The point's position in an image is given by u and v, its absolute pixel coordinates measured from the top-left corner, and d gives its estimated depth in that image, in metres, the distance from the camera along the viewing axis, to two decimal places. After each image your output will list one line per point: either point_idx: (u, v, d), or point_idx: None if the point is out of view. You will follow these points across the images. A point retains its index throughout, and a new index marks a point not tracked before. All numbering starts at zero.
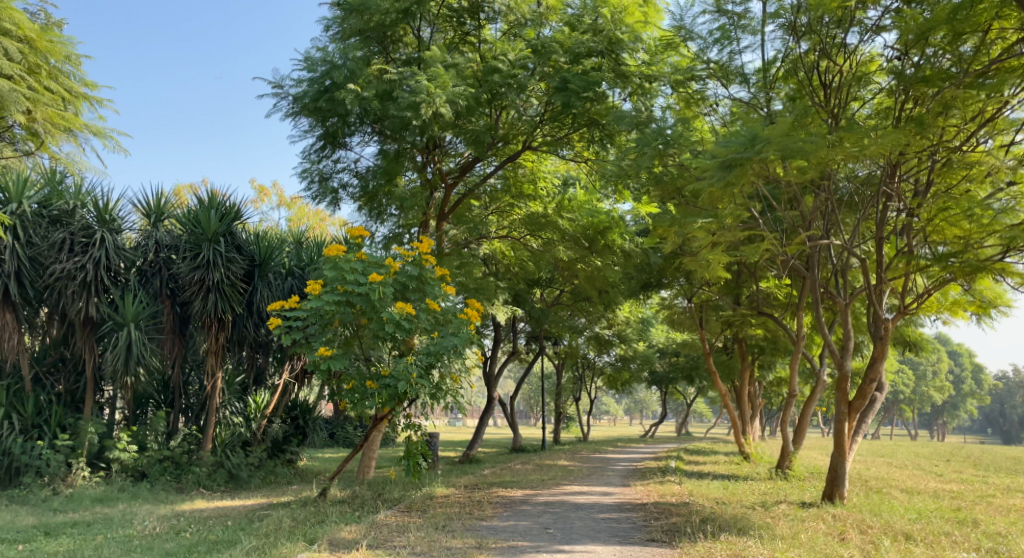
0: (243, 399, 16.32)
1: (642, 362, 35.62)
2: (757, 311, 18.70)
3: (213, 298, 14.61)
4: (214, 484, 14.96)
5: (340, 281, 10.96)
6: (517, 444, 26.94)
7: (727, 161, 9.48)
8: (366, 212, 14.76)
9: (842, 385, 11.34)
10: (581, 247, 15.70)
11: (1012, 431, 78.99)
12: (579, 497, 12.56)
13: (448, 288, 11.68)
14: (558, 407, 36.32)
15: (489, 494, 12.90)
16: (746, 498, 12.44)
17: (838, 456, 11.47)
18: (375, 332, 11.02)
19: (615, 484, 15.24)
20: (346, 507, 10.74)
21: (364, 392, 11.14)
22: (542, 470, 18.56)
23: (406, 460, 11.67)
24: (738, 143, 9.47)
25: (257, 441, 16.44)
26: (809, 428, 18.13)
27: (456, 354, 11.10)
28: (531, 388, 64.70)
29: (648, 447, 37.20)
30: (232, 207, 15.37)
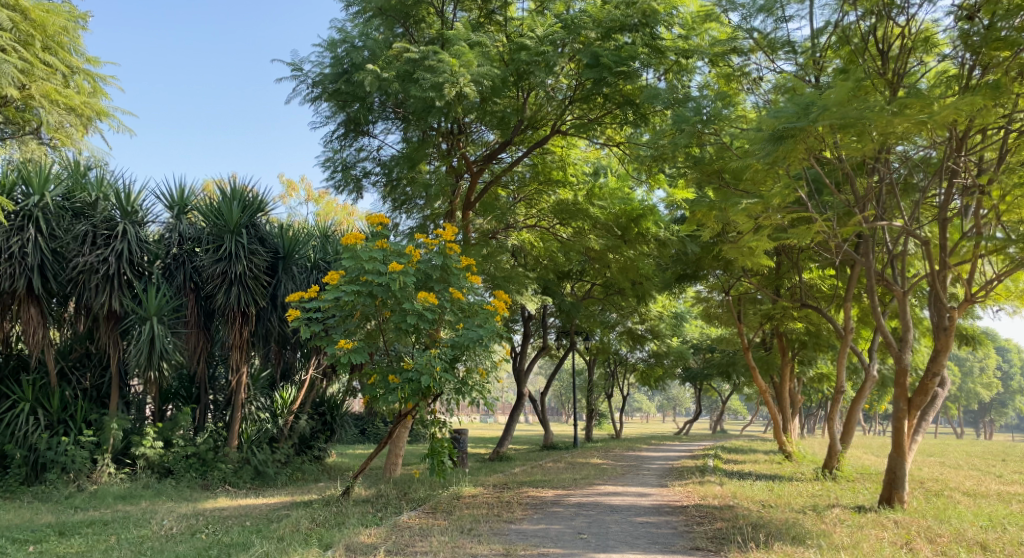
0: (270, 394, 15.95)
1: (676, 358, 34.80)
2: (799, 303, 17.90)
3: (236, 292, 14.18)
4: (240, 481, 14.48)
5: (361, 271, 10.44)
6: (549, 441, 26.28)
7: (778, 132, 8.96)
8: (389, 202, 14.19)
9: (903, 380, 10.62)
10: (612, 235, 14.85)
11: None
12: (614, 499, 11.89)
13: (474, 279, 11.08)
14: (591, 405, 35.61)
15: (520, 494, 12.28)
16: (795, 501, 11.64)
17: (897, 456, 10.75)
18: (397, 324, 10.48)
19: (651, 484, 14.53)
20: (368, 509, 10.20)
21: (387, 387, 10.59)
22: (575, 468, 17.90)
23: (431, 458, 11.11)
24: (791, 111, 8.85)
25: (284, 438, 16.06)
26: (859, 426, 17.21)
27: (482, 347, 10.51)
28: (563, 385, 64.06)
29: (683, 445, 36.29)
30: (255, 198, 14.93)
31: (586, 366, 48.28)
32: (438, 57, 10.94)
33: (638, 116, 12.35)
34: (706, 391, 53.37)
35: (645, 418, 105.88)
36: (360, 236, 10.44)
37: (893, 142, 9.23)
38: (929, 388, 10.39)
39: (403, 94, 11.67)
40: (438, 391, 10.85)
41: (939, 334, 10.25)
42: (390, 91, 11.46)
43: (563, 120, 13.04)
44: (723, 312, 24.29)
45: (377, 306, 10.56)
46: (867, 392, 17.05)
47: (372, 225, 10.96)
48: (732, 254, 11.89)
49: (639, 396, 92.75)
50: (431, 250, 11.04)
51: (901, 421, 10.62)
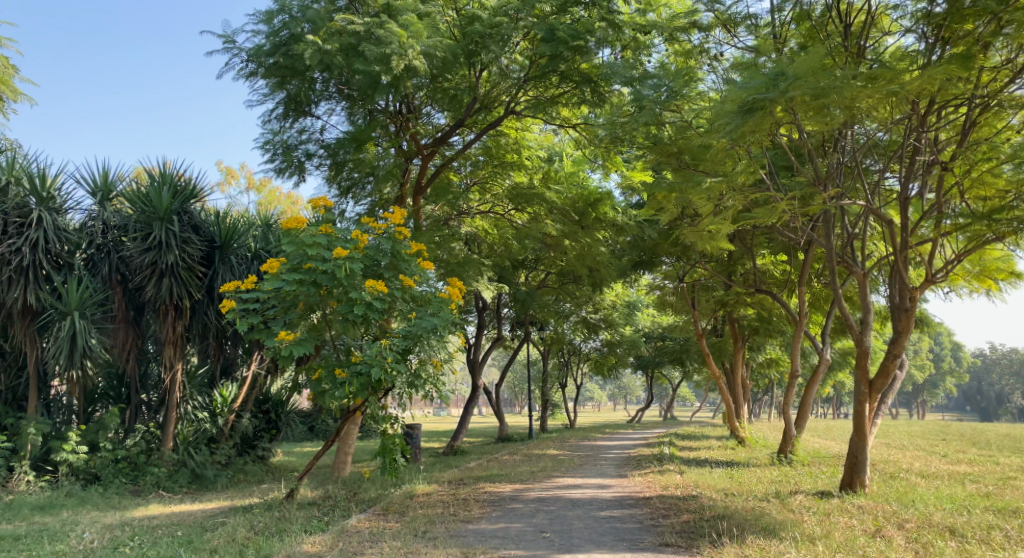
0: (209, 392, 15.18)
1: (629, 347, 34.72)
2: (754, 288, 17.86)
3: (168, 283, 13.34)
4: (175, 485, 13.67)
5: (305, 257, 9.85)
6: (504, 433, 25.83)
7: (748, 104, 8.69)
8: (335, 187, 13.51)
9: (863, 363, 10.34)
10: (570, 220, 14.51)
11: (992, 409, 78.88)
12: (574, 492, 11.45)
13: (426, 266, 10.50)
14: (544, 396, 35.31)
15: (476, 490, 11.75)
16: (758, 489, 11.37)
17: (858, 441, 10.46)
18: (343, 314, 9.85)
19: (610, 475, 14.17)
20: (313, 512, 9.56)
21: (332, 381, 9.91)
22: (531, 461, 17.48)
23: (382, 456, 10.49)
24: (759, 83, 8.56)
25: (224, 438, 15.34)
26: (813, 409, 17.05)
27: (436, 336, 9.96)
28: (516, 377, 63.87)
29: (636, 433, 36.23)
30: (187, 183, 14.09)
31: (539, 356, 47.97)
32: (385, 27, 10.34)
33: (593, 93, 11.84)
34: (658, 378, 53.63)
35: (597, 407, 106.39)
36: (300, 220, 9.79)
37: (862, 112, 8.92)
38: (891, 370, 10.14)
39: (347, 69, 10.98)
40: (389, 385, 10.23)
41: (902, 315, 9.99)
42: (334, 65, 10.72)
43: (517, 101, 12.66)
44: (676, 299, 24.21)
45: (321, 295, 9.91)
46: (821, 375, 16.92)
47: (314, 209, 10.30)
48: (691, 238, 11.59)
49: (590, 385, 93.05)
50: (380, 235, 10.43)
51: (864, 404, 10.38)
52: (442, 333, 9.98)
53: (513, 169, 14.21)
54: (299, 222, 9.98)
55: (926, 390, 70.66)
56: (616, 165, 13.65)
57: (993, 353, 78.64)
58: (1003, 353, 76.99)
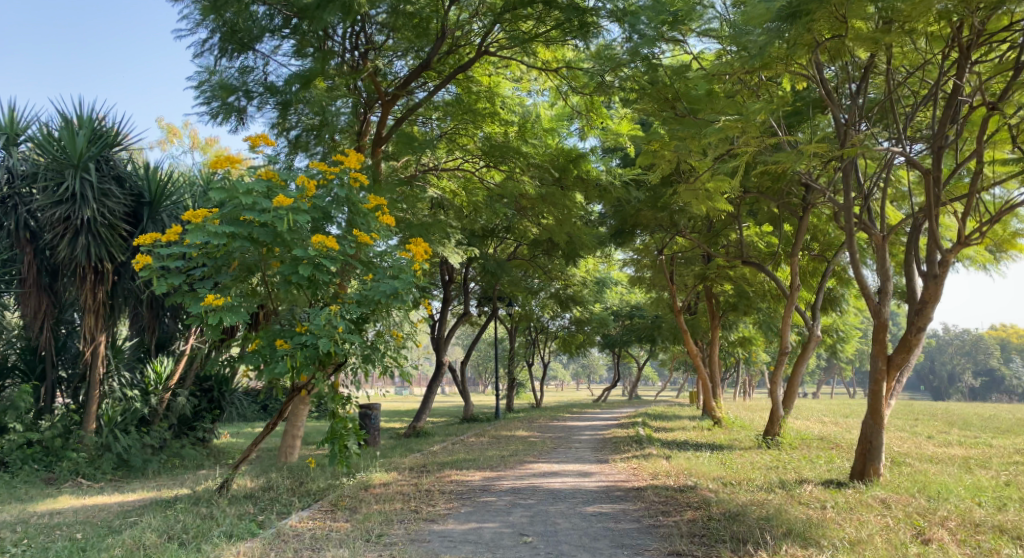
0: (141, 368, 13.70)
1: (598, 325, 33.62)
2: (743, 259, 16.72)
3: (84, 243, 11.74)
4: (97, 472, 12.16)
5: (237, 206, 8.16)
6: (469, 412, 24.50)
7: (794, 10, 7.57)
8: (281, 135, 11.98)
9: (880, 336, 9.16)
10: (548, 178, 13.03)
11: (942, 390, 79.57)
12: (551, 481, 10.23)
13: (387, 221, 8.87)
14: (510, 375, 34.05)
15: (441, 479, 10.42)
16: (758, 477, 10.18)
17: (873, 424, 9.26)
18: (287, 277, 8.30)
19: (587, 460, 12.92)
20: (248, 508, 8.12)
21: (272, 354, 8.37)
22: (498, 443, 16.18)
23: (331, 443, 8.87)
24: None
25: (157, 419, 13.87)
26: (800, 388, 15.91)
27: (396, 303, 8.43)
28: (480, 356, 62.65)
29: (603, 412, 35.20)
30: (108, 129, 12.49)
31: (504, 333, 46.54)
32: None
33: (580, 27, 10.45)
34: (623, 358, 52.64)
35: (560, 386, 105.69)
36: (232, 162, 8.14)
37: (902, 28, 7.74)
38: (913, 346, 8.99)
39: None
40: (341, 359, 8.76)
41: (930, 283, 8.83)
42: None
43: (494, 37, 11.48)
44: (652, 274, 23.02)
45: (260, 251, 8.35)
46: (811, 350, 15.75)
47: (252, 147, 8.60)
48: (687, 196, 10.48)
49: (554, 365, 92.24)
50: (329, 182, 8.78)
51: (880, 383, 9.18)
52: (403, 300, 8.46)
53: (488, 126, 12.60)
54: (230, 162, 8.25)
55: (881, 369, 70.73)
56: (601, 117, 12.24)
57: (947, 333, 79.42)
58: (958, 333, 77.79)
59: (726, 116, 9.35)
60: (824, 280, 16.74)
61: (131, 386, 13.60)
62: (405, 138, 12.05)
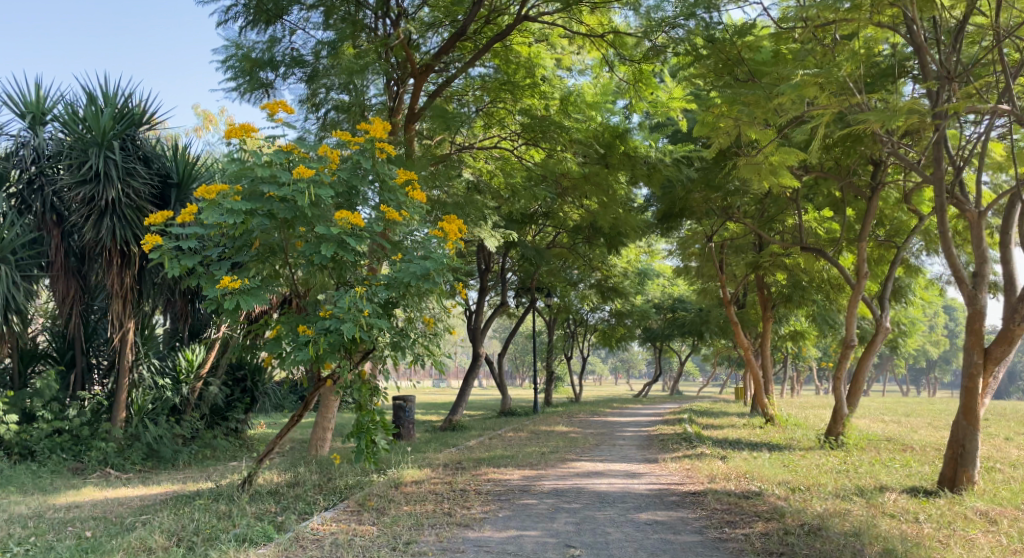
0: (173, 355, 13.14)
1: (639, 318, 32.54)
2: (805, 246, 15.70)
3: (109, 224, 11.13)
4: (126, 463, 11.59)
5: (254, 179, 7.32)
6: (508, 406, 23.69)
7: None
8: (311, 111, 11.26)
9: (975, 326, 8.31)
10: (593, 155, 12.06)
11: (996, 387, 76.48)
12: (597, 482, 9.39)
13: (416, 195, 7.99)
14: (549, 369, 33.14)
15: (477, 477, 9.64)
16: (830, 481, 9.17)
17: (968, 425, 8.39)
18: (309, 258, 7.45)
19: (635, 459, 12.02)
20: (269, 507, 7.38)
21: (295, 341, 7.57)
22: (539, 438, 15.37)
23: (356, 438, 8.08)
24: None
25: (190, 408, 13.31)
26: (865, 383, 14.80)
27: (427, 284, 7.61)
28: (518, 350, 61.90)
29: (645, 407, 34.17)
30: (133, 108, 11.84)
31: (542, 327, 45.60)
32: None
33: None
34: (664, 353, 51.43)
35: (599, 381, 104.45)
36: (246, 131, 7.26)
37: None
38: (1016, 336, 8.12)
39: None
40: (368, 347, 7.94)
41: None
42: None
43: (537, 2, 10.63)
44: (699, 265, 21.94)
45: (281, 229, 7.48)
46: (880, 342, 14.59)
47: (270, 115, 7.74)
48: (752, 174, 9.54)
49: (593, 359, 91.08)
50: (351, 153, 7.91)
51: (976, 378, 8.35)
52: (435, 282, 7.63)
53: (528, 102, 11.70)
54: (245, 131, 7.35)
55: (931, 367, 68.13)
56: (649, 89, 11.14)
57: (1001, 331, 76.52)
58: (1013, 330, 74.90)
59: (802, 73, 8.35)
60: (891, 269, 15.55)
61: (162, 374, 13.01)
62: (441, 110, 11.22)
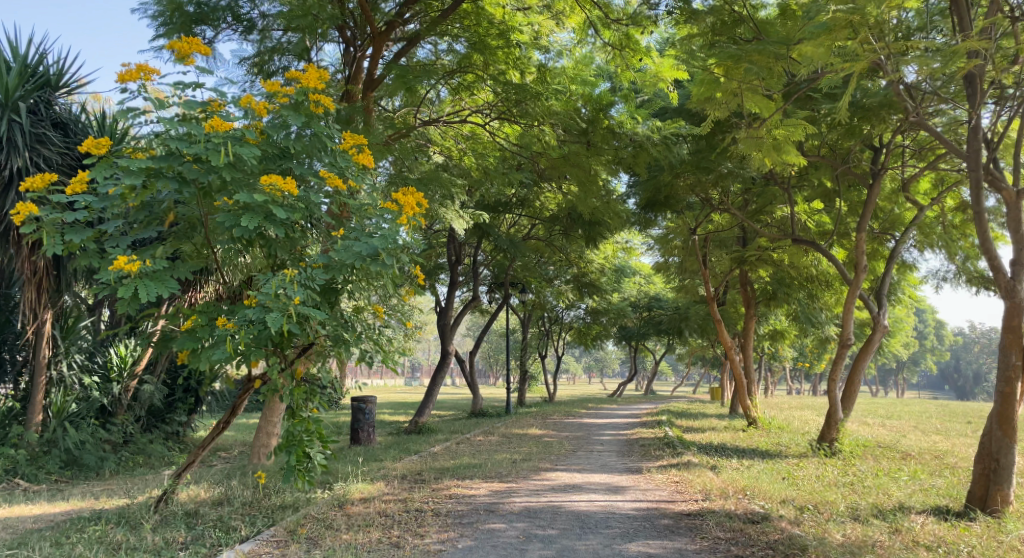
0: (104, 351, 11.94)
1: (616, 316, 31.46)
2: (798, 239, 14.72)
3: (14, 198, 9.68)
4: (39, 473, 10.18)
5: (158, 135, 5.95)
6: (478, 407, 22.45)
7: None
8: (252, 73, 9.96)
9: (1014, 322, 7.34)
10: (574, 132, 10.85)
11: (965, 387, 76.63)
12: (576, 499, 8.22)
13: (365, 159, 6.76)
14: (521, 368, 31.93)
15: (438, 493, 8.45)
16: (839, 498, 8.07)
17: (1004, 439, 7.36)
18: (228, 232, 6.09)
19: (615, 467, 10.90)
20: (177, 536, 6.13)
21: (211, 335, 6.25)
22: (510, 444, 14.20)
23: (284, 455, 6.67)
24: None
25: (121, 409, 12.04)
26: (862, 385, 13.56)
27: (376, 266, 6.28)
28: (493, 349, 60.87)
29: (621, 408, 33.11)
30: (47, 67, 10.42)
31: (517, 324, 44.34)
32: None
33: None
34: (640, 353, 50.43)
35: (572, 381, 103.44)
36: (144, 73, 5.87)
37: None
38: None
39: None
40: (307, 342, 6.67)
41: None
42: None
43: None
44: (680, 259, 20.80)
45: (198, 199, 6.12)
46: (879, 342, 13.26)
47: (180, 57, 6.32)
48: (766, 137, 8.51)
49: (567, 358, 90.13)
50: (284, 107, 6.57)
51: (1014, 384, 7.35)
52: (385, 263, 6.30)
53: (502, 68, 10.31)
54: (144, 74, 5.87)
55: (902, 367, 68.07)
56: (639, 55, 10.00)
57: (969, 331, 76.71)
58: (983, 331, 75.03)
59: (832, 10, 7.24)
60: (889, 265, 14.41)
61: (89, 371, 11.74)
62: (407, 71, 9.88)
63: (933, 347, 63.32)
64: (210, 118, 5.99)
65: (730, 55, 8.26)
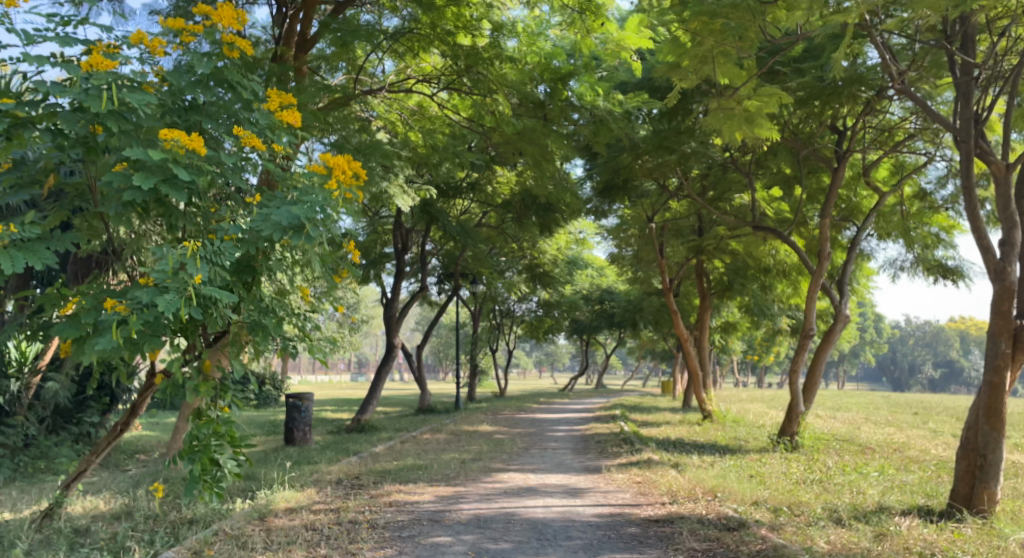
0: (2, 346, 10.83)
1: (568, 309, 30.82)
2: (758, 226, 14.21)
3: None
4: None
5: (29, 79, 5.27)
6: (426, 403, 21.51)
7: None
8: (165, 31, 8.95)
9: (1006, 305, 6.77)
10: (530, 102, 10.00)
11: (904, 380, 78.27)
12: (530, 504, 7.42)
13: (290, 116, 5.90)
14: (471, 363, 31.02)
15: (376, 500, 7.58)
16: (813, 498, 7.43)
17: (994, 434, 6.78)
18: (117, 193, 5.25)
19: (572, 466, 10.13)
20: None
21: (99, 320, 5.34)
22: (459, 442, 13.37)
23: (185, 464, 5.68)
24: None
25: (20, 409, 10.99)
26: (823, 377, 12.97)
27: (298, 240, 5.36)
28: (443, 344, 59.87)
29: (573, 403, 32.47)
30: None
31: (467, 318, 43.43)
32: None
33: None
34: (591, 347, 49.85)
35: (523, 375, 102.70)
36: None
37: None
38: None
39: None
40: (221, 329, 5.75)
41: None
42: None
43: None
44: (635, 249, 20.16)
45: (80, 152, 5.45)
46: (842, 330, 12.69)
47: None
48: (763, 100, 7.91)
49: (518, 353, 89.52)
50: (189, 52, 5.80)
51: (1003, 373, 6.79)
52: (309, 237, 5.37)
53: (451, 28, 9.39)
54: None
55: (846, 360, 69.16)
56: (601, 19, 9.16)
57: (910, 324, 78.31)
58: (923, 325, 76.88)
59: None
60: (848, 255, 13.84)
61: None
62: (340, 24, 8.93)
63: (876, 339, 64.28)
64: (91, 57, 5.33)
65: (705, 10, 7.44)
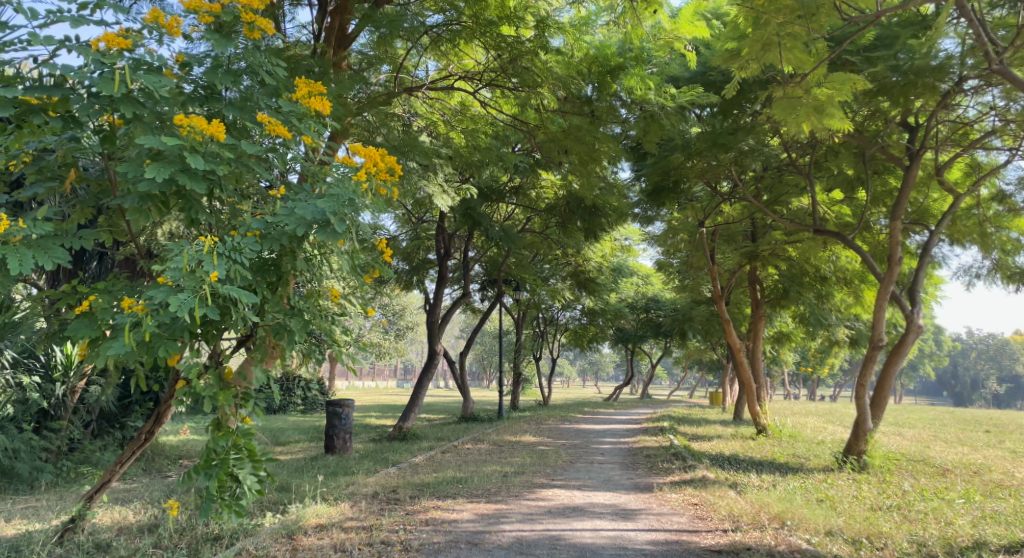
0: (48, 350, 10.27)
1: (614, 317, 30.08)
2: (819, 230, 13.40)
3: None
4: None
5: (43, 65, 4.93)
6: (468, 412, 20.99)
7: None
8: None
9: None
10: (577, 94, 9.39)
11: (963, 393, 75.34)
12: (578, 527, 6.84)
13: (319, 104, 5.51)
14: (514, 371, 30.44)
15: (412, 517, 7.07)
16: (894, 528, 6.70)
17: None
18: (134, 185, 4.89)
19: (622, 484, 9.50)
20: None
21: (114, 322, 4.98)
22: (501, 453, 12.81)
23: (203, 478, 5.26)
24: None
25: (65, 413, 10.61)
26: (893, 391, 12.11)
27: (324, 235, 4.98)
28: (485, 351, 59.40)
29: (619, 413, 31.62)
30: None
31: (510, 325, 42.86)
32: None
33: None
34: (636, 356, 48.84)
35: (565, 383, 101.66)
36: None
37: None
38: None
39: None
40: (242, 332, 5.37)
41: None
42: None
43: None
44: (685, 255, 19.39)
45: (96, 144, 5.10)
46: (914, 341, 11.83)
47: None
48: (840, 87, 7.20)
49: (561, 361, 88.65)
50: (210, 34, 5.40)
51: None
52: (335, 232, 5.00)
53: (494, 18, 8.85)
54: None
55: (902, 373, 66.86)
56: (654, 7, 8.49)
57: (969, 336, 75.38)
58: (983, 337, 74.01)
59: None
60: (920, 261, 12.89)
61: (29, 369, 10.21)
62: (378, 13, 8.45)
63: (934, 351, 61.95)
64: (104, 38, 4.96)
65: None
